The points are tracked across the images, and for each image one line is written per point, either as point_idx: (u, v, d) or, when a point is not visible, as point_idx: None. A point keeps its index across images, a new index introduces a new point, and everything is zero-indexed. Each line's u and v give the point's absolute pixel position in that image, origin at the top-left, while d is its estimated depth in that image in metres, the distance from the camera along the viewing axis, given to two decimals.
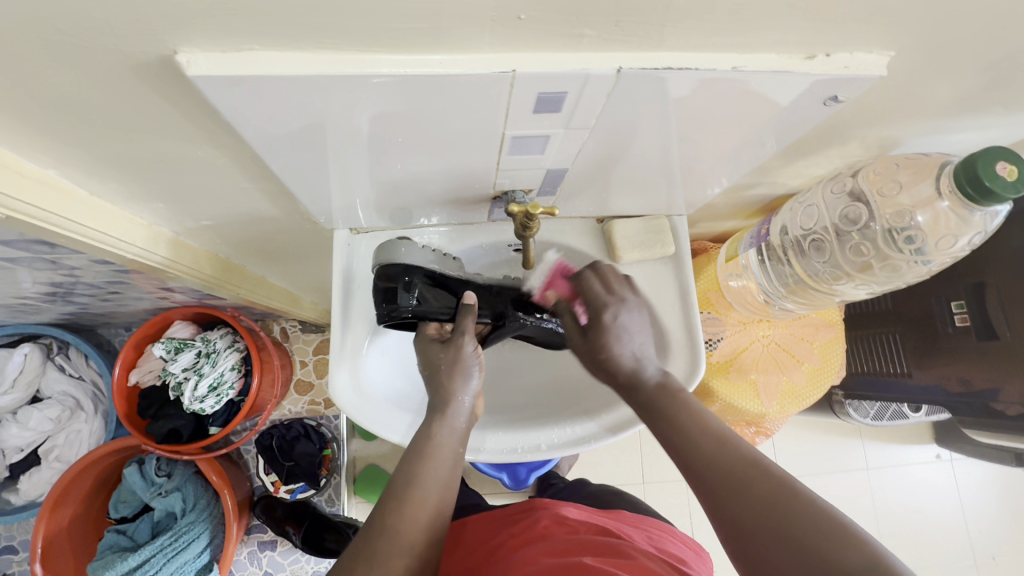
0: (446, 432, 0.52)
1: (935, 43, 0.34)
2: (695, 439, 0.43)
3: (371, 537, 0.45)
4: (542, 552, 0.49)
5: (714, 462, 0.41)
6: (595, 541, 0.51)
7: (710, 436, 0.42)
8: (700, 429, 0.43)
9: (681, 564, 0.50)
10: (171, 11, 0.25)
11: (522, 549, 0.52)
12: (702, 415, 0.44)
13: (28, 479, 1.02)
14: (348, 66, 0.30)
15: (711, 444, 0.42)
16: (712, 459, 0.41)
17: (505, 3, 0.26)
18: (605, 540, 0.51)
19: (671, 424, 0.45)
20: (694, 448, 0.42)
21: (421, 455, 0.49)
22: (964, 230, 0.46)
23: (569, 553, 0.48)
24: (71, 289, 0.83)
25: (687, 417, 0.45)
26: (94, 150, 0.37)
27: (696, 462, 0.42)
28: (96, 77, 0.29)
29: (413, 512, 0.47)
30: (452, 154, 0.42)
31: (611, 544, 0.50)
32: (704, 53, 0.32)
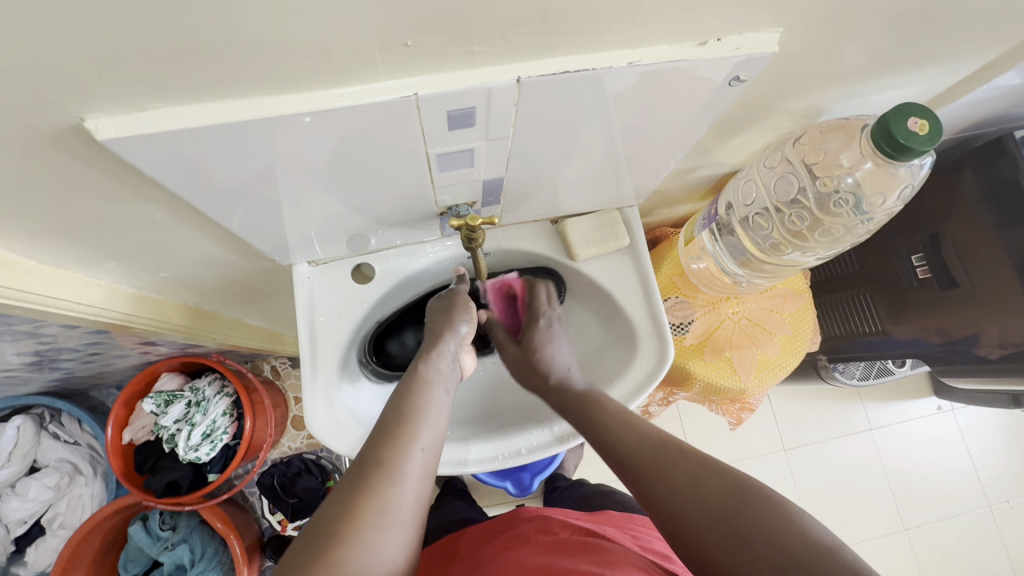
0: (430, 373, 0.54)
1: (821, 19, 0.36)
2: (625, 438, 0.49)
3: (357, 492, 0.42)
4: (527, 553, 0.51)
5: (639, 454, 0.46)
6: (577, 541, 0.52)
7: (636, 434, 0.48)
8: (628, 427, 0.50)
9: (663, 562, 0.50)
10: (66, 83, 0.26)
11: (507, 554, 0.53)
12: (627, 415, 0.51)
13: (34, 550, 1.02)
14: (255, 110, 0.31)
15: (636, 439, 0.48)
16: (639, 450, 0.47)
17: (388, 33, 0.27)
18: (585, 540, 0.52)
19: (603, 431, 0.51)
20: (623, 446, 0.48)
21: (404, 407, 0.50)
22: (894, 185, 0.48)
23: (551, 554, 0.49)
24: (53, 356, 0.84)
25: (616, 423, 0.51)
26: (33, 221, 0.38)
27: (625, 458, 0.47)
28: (13, 154, 0.30)
29: (408, 460, 0.45)
30: (387, 178, 0.43)
31: (591, 543, 0.51)
32: (596, 53, 0.33)
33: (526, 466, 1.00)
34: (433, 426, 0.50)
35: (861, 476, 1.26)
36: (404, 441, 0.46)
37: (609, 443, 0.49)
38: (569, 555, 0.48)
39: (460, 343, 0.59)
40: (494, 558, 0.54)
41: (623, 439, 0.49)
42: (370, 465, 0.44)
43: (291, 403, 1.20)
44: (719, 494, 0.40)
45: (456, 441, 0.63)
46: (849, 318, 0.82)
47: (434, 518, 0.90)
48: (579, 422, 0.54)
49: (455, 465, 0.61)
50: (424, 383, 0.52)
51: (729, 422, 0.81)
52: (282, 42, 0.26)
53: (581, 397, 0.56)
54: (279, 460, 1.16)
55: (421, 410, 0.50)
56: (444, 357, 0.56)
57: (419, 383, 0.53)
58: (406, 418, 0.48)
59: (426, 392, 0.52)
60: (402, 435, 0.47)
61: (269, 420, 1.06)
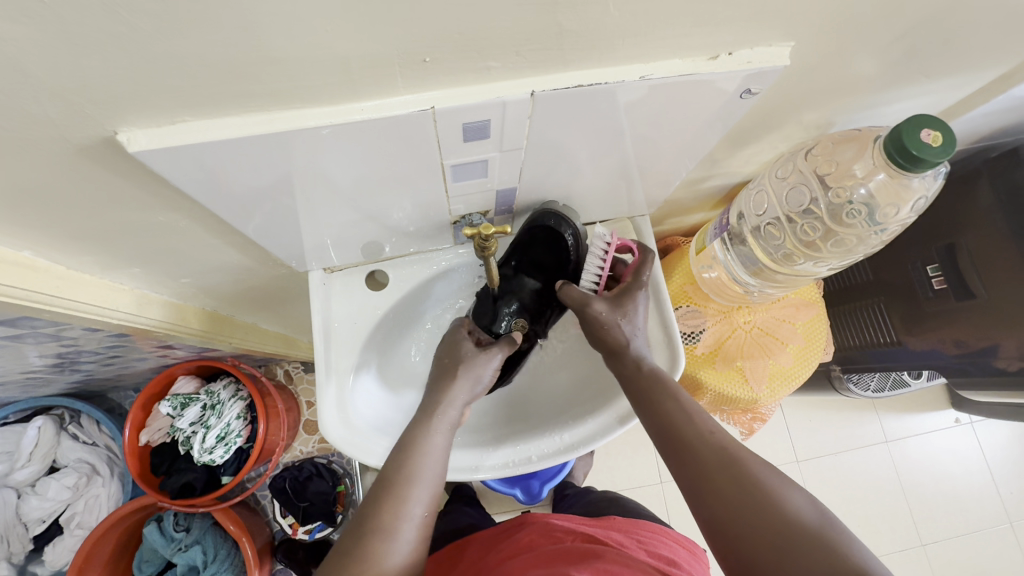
0: (436, 421, 0.52)
1: (832, 34, 0.36)
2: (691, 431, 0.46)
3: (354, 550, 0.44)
4: (529, 562, 0.51)
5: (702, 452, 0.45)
6: (579, 549, 0.52)
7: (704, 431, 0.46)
8: (689, 420, 0.47)
9: (668, 566, 0.51)
10: (102, 99, 0.27)
11: (510, 563, 0.53)
12: (685, 405, 0.49)
13: (52, 549, 1.04)
14: (278, 124, 0.32)
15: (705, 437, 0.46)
16: (699, 450, 0.45)
17: (407, 49, 0.28)
18: (589, 547, 0.52)
19: (664, 415, 0.49)
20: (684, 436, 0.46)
21: (404, 454, 0.49)
22: (908, 197, 0.48)
23: (553, 564, 0.49)
24: (75, 359, 0.86)
25: (680, 412, 0.48)
26: (64, 228, 0.39)
27: (684, 452, 0.46)
28: (49, 165, 0.31)
29: (406, 519, 0.46)
30: (403, 188, 0.44)
31: (595, 550, 0.51)
32: (611, 67, 0.34)
33: (536, 473, 1.00)
34: (428, 485, 0.48)
35: (877, 490, 1.24)
36: (400, 503, 0.46)
37: (670, 430, 0.48)
38: (571, 563, 0.48)
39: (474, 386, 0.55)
40: (499, 565, 0.54)
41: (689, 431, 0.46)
42: (367, 535, 0.44)
43: (303, 407, 1.22)
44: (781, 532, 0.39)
45: (464, 446, 0.63)
46: (863, 329, 0.82)
47: (443, 523, 0.90)
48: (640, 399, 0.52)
49: (455, 471, 0.62)
50: (423, 437, 0.50)
51: (741, 433, 0.80)
52: (306, 59, 0.27)
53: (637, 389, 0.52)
54: (291, 463, 1.17)
55: (418, 463, 0.49)
56: (453, 408, 0.53)
57: (420, 432, 0.51)
58: (405, 478, 0.48)
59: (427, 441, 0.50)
60: (396, 501, 0.46)
61: (282, 424, 1.07)
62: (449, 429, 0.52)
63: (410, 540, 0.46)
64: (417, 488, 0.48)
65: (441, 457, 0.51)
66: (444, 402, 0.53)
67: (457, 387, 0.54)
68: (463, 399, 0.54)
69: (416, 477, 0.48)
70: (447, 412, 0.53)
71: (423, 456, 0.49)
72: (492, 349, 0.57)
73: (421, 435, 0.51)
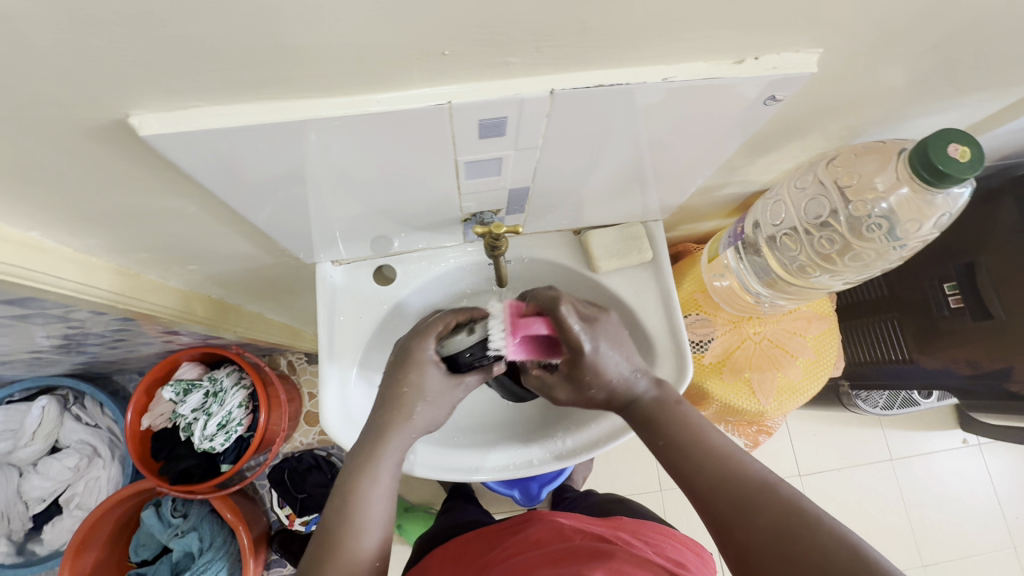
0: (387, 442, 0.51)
1: (861, 43, 0.35)
2: (704, 465, 0.46)
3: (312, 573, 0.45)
4: (536, 560, 0.51)
5: (723, 489, 0.44)
6: (589, 548, 0.51)
7: (718, 462, 0.46)
8: (705, 451, 0.47)
9: (677, 568, 0.50)
10: (114, 81, 0.27)
11: (517, 559, 0.53)
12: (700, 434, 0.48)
13: (51, 528, 1.04)
14: (292, 113, 0.31)
15: (719, 469, 0.45)
16: (713, 482, 0.45)
17: (425, 42, 0.28)
18: (598, 546, 0.51)
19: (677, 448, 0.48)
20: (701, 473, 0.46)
21: (351, 479, 0.49)
22: (931, 213, 0.47)
23: (563, 562, 0.48)
24: (80, 340, 0.86)
25: (691, 441, 0.48)
26: (72, 210, 0.39)
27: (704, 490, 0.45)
28: (60, 146, 0.31)
29: (361, 539, 0.47)
30: (415, 184, 0.43)
31: (605, 550, 0.51)
32: (634, 67, 0.33)
33: (535, 476, 0.99)
34: (377, 532, 0.48)
35: (880, 508, 1.22)
36: (351, 529, 0.47)
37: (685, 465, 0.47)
38: (581, 563, 0.47)
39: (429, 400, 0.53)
40: (506, 562, 0.54)
41: (704, 466, 0.46)
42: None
43: (305, 399, 1.22)
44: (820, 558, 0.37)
45: (468, 448, 0.63)
46: (874, 345, 0.80)
47: (440, 521, 0.90)
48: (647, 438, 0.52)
49: (461, 472, 0.61)
50: (368, 482, 0.49)
51: (745, 445, 0.80)
52: (323, 48, 0.27)
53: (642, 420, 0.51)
54: (291, 454, 1.17)
55: (364, 489, 0.48)
56: (400, 447, 0.52)
57: (369, 456, 0.50)
58: (353, 530, 0.47)
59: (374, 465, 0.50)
60: (347, 555, 0.46)
61: (283, 414, 1.07)
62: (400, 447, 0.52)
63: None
64: (366, 538, 0.47)
65: (386, 497, 0.50)
66: (391, 444, 0.51)
67: (406, 425, 0.52)
68: (410, 437, 0.53)
69: (363, 528, 0.47)
70: (392, 451, 0.51)
71: (368, 505, 0.48)
72: (456, 385, 0.54)
73: (364, 482, 0.49)
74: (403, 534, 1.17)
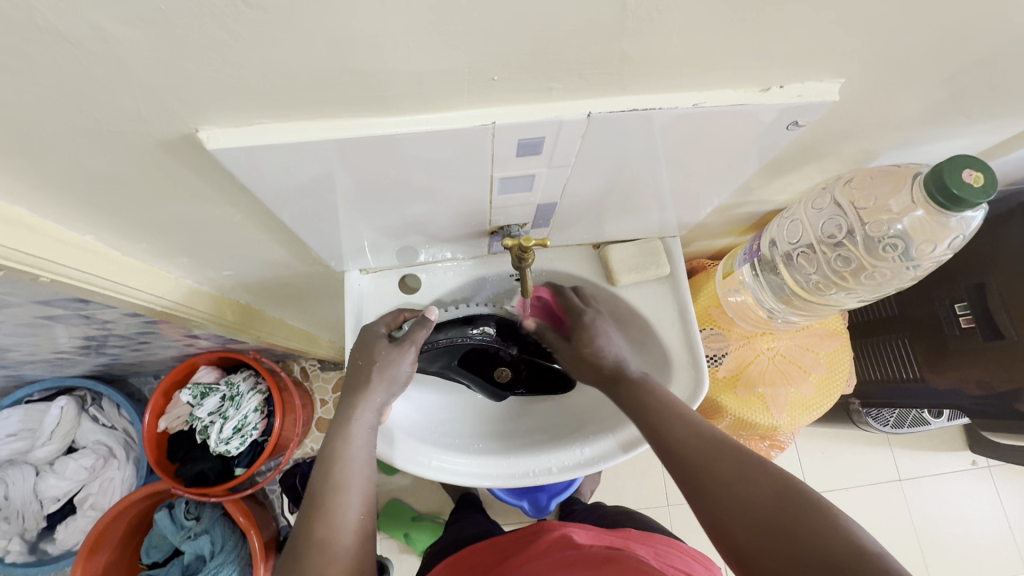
0: (358, 419, 0.54)
1: (880, 73, 0.37)
2: (673, 424, 0.50)
3: (297, 549, 0.47)
4: (548, 565, 0.52)
5: (686, 445, 0.47)
6: (598, 554, 0.53)
7: (685, 422, 0.49)
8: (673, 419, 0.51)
9: None
10: (191, 98, 0.29)
11: (530, 565, 0.55)
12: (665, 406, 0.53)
13: (64, 528, 1.05)
14: (346, 130, 0.33)
15: (685, 428, 0.49)
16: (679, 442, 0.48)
17: (477, 68, 0.30)
18: (608, 553, 0.53)
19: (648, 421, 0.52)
20: (669, 430, 0.49)
21: (329, 456, 0.52)
22: (945, 235, 0.48)
23: (573, 567, 0.50)
24: (104, 341, 0.88)
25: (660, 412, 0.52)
26: (127, 216, 0.41)
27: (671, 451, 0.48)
28: (129, 156, 0.33)
29: (342, 509, 0.49)
30: (448, 198, 0.45)
31: (614, 556, 0.52)
32: (665, 93, 0.36)
33: (544, 487, 1.00)
34: (357, 489, 0.51)
35: (889, 528, 1.22)
36: (332, 503, 0.50)
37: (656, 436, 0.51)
38: (591, 568, 0.49)
39: (391, 367, 0.56)
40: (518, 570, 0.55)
41: (672, 426, 0.50)
42: (304, 553, 0.47)
43: (317, 405, 1.23)
44: (770, 503, 0.40)
45: (485, 454, 0.64)
46: (885, 363, 0.81)
47: (452, 530, 0.91)
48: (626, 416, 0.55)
49: (479, 478, 0.62)
50: (342, 446, 0.53)
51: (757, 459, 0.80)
52: (384, 72, 0.29)
53: (632, 391, 0.55)
54: (302, 459, 1.18)
55: (341, 465, 0.51)
56: (370, 411, 0.55)
57: (342, 433, 0.53)
58: (333, 488, 0.50)
59: (347, 441, 0.53)
60: (330, 511, 0.49)
61: (297, 419, 1.09)
62: (370, 423, 0.55)
63: (352, 541, 0.49)
64: (348, 494, 0.50)
65: (364, 459, 0.53)
66: (359, 407, 0.55)
67: (372, 388, 0.56)
68: (378, 401, 0.56)
69: (343, 485, 0.51)
70: (364, 415, 0.55)
71: (346, 465, 0.52)
72: (405, 344, 0.57)
73: (340, 445, 0.53)
74: (410, 543, 1.17)
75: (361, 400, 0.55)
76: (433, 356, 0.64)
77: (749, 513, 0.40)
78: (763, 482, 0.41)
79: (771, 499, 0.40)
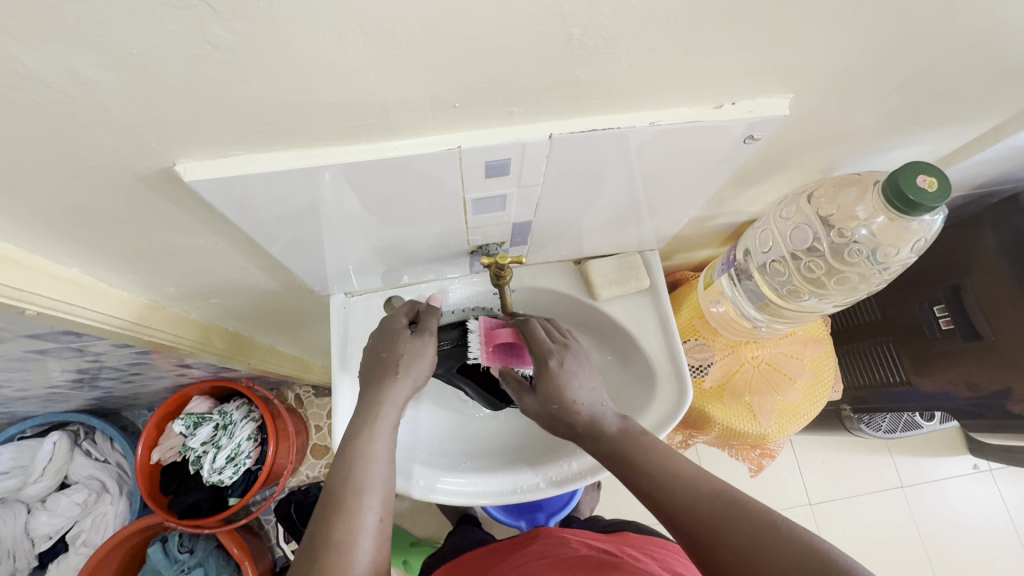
0: (382, 421, 0.54)
1: (828, 86, 0.39)
2: (673, 487, 0.46)
3: (314, 553, 0.45)
4: (547, 568, 0.52)
5: (695, 515, 0.44)
6: (595, 559, 0.52)
7: (685, 487, 0.46)
8: (673, 477, 0.47)
9: None
10: (167, 134, 0.31)
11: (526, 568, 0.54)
12: (664, 458, 0.49)
13: (56, 566, 1.02)
14: (318, 159, 0.35)
15: (689, 495, 0.45)
16: (684, 500, 0.45)
17: (439, 97, 0.32)
18: (606, 558, 0.52)
19: (648, 477, 0.48)
20: (670, 500, 0.46)
21: (349, 458, 0.51)
22: (908, 238, 0.50)
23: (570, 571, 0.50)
24: (96, 374, 0.88)
25: (659, 469, 0.48)
26: (112, 248, 0.43)
27: (675, 510, 0.45)
28: (111, 191, 0.35)
29: (362, 512, 0.48)
30: (427, 220, 0.47)
31: (612, 562, 0.51)
32: (623, 114, 0.37)
33: (541, 505, 0.99)
34: (378, 491, 0.50)
35: (894, 537, 1.20)
36: (351, 506, 0.48)
37: (656, 491, 0.47)
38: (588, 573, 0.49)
39: (419, 366, 0.57)
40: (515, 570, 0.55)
41: (673, 488, 0.46)
42: (320, 554, 0.45)
43: (312, 431, 1.23)
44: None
45: (474, 472, 0.64)
46: (872, 368, 0.82)
47: (449, 544, 0.90)
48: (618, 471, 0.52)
49: (468, 495, 0.63)
50: (364, 444, 0.52)
51: (750, 470, 0.80)
52: (348, 104, 0.31)
53: (618, 439, 0.53)
54: (297, 487, 1.18)
55: (360, 468, 0.50)
56: (395, 407, 0.55)
57: (363, 433, 0.53)
58: (353, 490, 0.49)
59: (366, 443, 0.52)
60: (348, 513, 0.47)
61: (291, 447, 1.08)
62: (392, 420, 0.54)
63: (370, 545, 0.47)
64: (369, 495, 0.49)
65: (385, 461, 0.52)
66: (385, 404, 0.54)
67: (398, 385, 0.55)
68: (402, 398, 0.56)
69: (364, 486, 0.49)
70: (389, 413, 0.54)
71: (368, 464, 0.51)
72: (425, 334, 0.58)
73: (365, 444, 0.52)
74: (409, 570, 1.15)
75: (385, 403, 0.54)
76: (440, 359, 0.64)
77: None
78: (785, 550, 0.39)
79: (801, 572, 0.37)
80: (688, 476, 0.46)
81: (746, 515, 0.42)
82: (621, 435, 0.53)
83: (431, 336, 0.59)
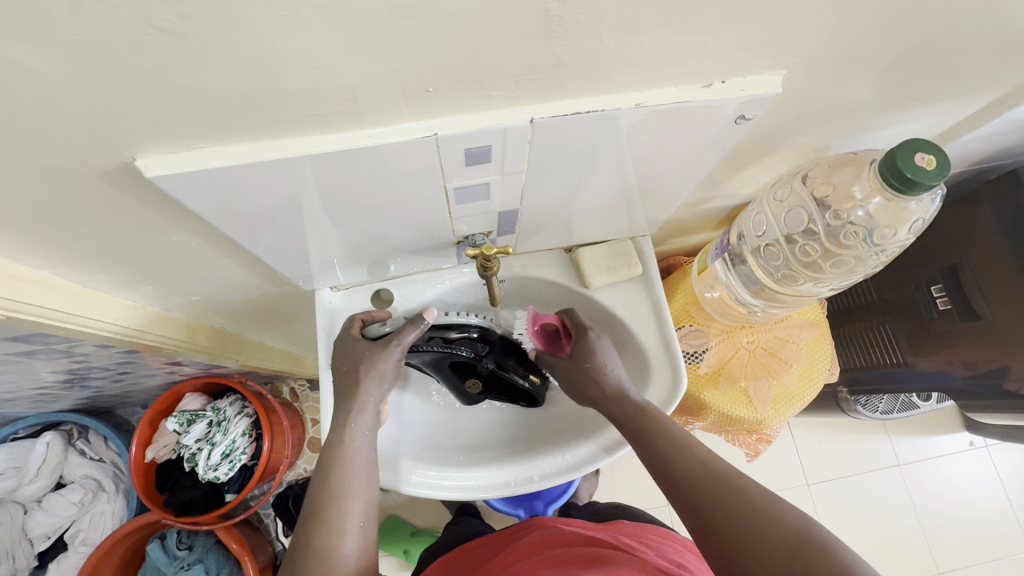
0: (354, 428, 0.53)
1: (823, 62, 0.37)
2: (680, 458, 0.47)
3: (298, 562, 0.46)
4: (540, 566, 0.51)
5: (698, 483, 0.44)
6: (590, 553, 0.52)
7: (695, 459, 0.46)
8: (684, 449, 0.47)
9: (677, 568, 0.51)
10: (123, 127, 0.29)
11: (520, 565, 0.53)
12: (677, 432, 0.50)
13: (55, 566, 1.02)
14: (288, 150, 0.33)
15: (696, 465, 0.45)
16: (691, 470, 0.45)
17: (412, 81, 0.30)
18: (600, 551, 0.52)
19: (658, 447, 0.49)
20: (677, 468, 0.46)
21: (328, 464, 0.50)
22: (905, 218, 0.49)
23: (563, 567, 0.49)
24: (85, 374, 0.87)
25: (672, 441, 0.49)
26: (81, 248, 0.41)
27: (680, 480, 0.46)
28: (72, 189, 0.33)
29: (343, 518, 0.48)
30: (409, 211, 0.45)
31: (608, 556, 0.51)
32: (608, 95, 0.36)
33: (539, 493, 0.99)
34: (359, 494, 0.50)
35: (891, 514, 1.21)
36: (330, 514, 0.48)
37: (665, 459, 0.48)
38: (582, 568, 0.48)
39: (388, 373, 0.56)
40: (510, 566, 0.54)
41: (680, 459, 0.47)
42: (303, 562, 0.46)
43: (308, 425, 1.23)
44: (789, 547, 0.37)
45: (471, 465, 0.64)
46: (870, 349, 0.81)
47: (446, 536, 0.90)
48: (631, 439, 0.52)
49: (468, 490, 0.62)
50: (340, 450, 0.51)
51: (747, 454, 0.80)
52: (315, 90, 0.29)
53: (639, 409, 0.53)
54: (295, 481, 1.18)
55: (339, 475, 0.50)
56: (366, 411, 0.54)
57: (337, 440, 0.52)
58: (331, 495, 0.49)
59: (341, 450, 0.51)
60: (329, 521, 0.48)
61: (287, 441, 1.07)
62: (363, 426, 0.54)
63: (354, 547, 0.48)
64: (348, 501, 0.49)
65: (365, 463, 0.52)
66: (355, 410, 0.53)
67: (366, 390, 0.54)
68: (373, 401, 0.55)
69: (342, 491, 0.49)
70: (361, 418, 0.54)
71: (347, 469, 0.51)
72: (391, 344, 0.55)
73: (340, 450, 0.51)
74: (410, 559, 1.16)
75: (354, 409, 0.53)
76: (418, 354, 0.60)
77: (763, 554, 0.38)
78: (780, 523, 0.39)
79: (787, 546, 0.37)
80: (699, 451, 0.47)
81: (748, 489, 0.42)
82: (637, 404, 0.54)
83: (398, 343, 0.56)
